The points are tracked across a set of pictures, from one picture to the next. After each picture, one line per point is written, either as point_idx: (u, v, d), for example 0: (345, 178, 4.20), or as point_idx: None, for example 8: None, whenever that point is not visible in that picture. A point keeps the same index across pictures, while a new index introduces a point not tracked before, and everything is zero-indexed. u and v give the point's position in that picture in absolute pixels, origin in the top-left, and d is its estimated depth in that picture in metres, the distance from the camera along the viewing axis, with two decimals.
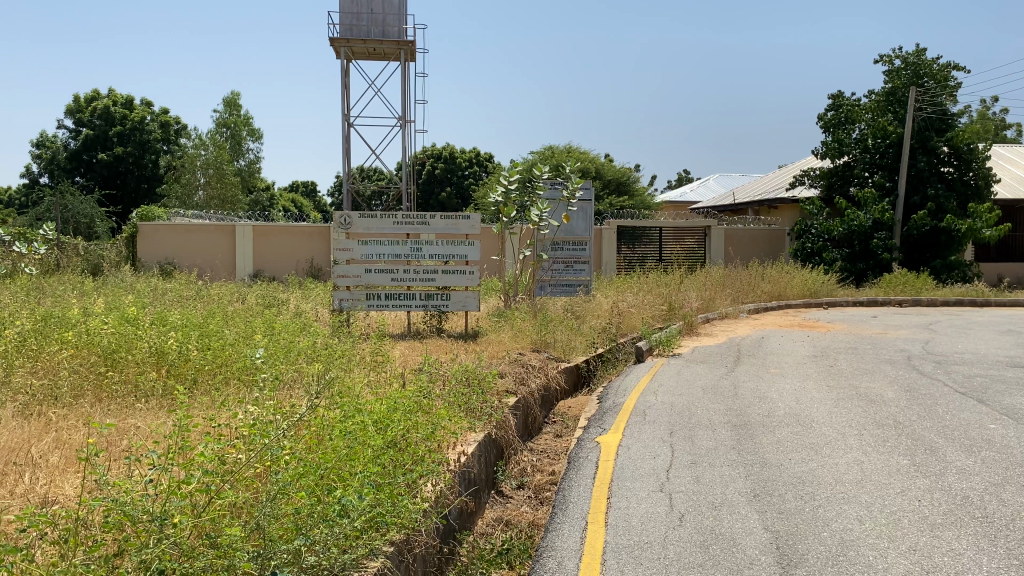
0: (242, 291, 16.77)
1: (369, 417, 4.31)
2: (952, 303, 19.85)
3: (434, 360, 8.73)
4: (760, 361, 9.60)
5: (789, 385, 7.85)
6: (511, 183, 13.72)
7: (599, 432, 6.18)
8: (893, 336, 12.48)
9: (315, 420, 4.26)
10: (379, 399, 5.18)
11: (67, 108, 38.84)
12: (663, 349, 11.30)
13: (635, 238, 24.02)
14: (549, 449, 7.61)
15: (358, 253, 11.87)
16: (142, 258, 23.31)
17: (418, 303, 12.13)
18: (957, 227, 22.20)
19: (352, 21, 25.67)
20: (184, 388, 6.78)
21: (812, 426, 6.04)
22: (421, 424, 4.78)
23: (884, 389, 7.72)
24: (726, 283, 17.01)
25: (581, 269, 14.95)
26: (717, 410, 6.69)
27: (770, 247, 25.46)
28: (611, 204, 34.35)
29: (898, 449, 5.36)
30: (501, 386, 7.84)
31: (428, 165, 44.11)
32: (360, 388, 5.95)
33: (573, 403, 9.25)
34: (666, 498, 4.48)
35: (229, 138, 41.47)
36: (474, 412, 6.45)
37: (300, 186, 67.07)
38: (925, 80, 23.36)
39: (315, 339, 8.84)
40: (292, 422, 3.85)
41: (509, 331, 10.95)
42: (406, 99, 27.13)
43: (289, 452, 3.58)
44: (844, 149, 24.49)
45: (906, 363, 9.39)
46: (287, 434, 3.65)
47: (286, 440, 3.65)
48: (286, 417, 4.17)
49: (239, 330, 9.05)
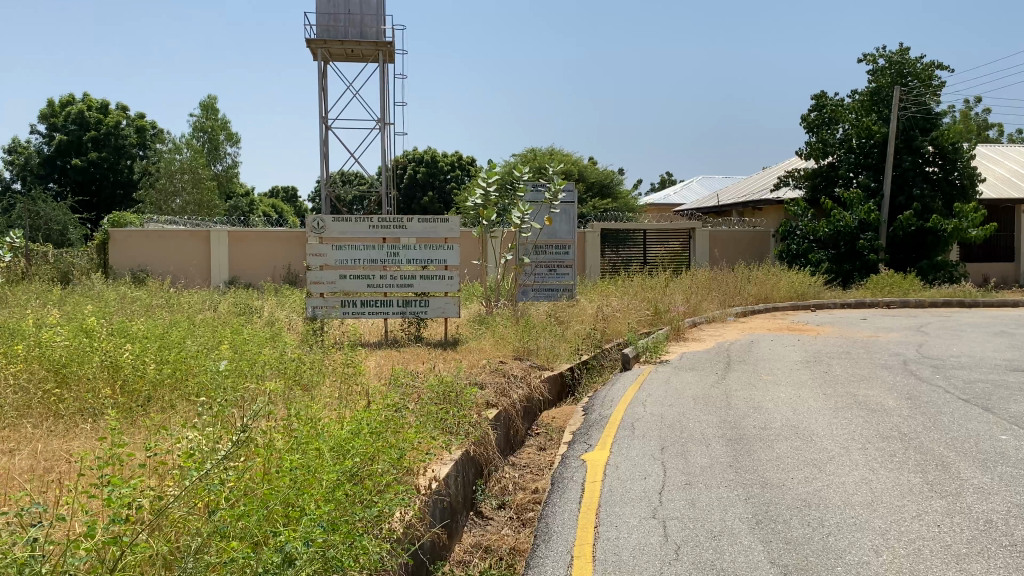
0: (215, 298, 16.25)
1: (329, 442, 3.79)
2: (940, 304, 19.60)
3: (409, 371, 8.28)
4: (751, 367, 9.21)
5: (784, 394, 7.46)
6: (490, 184, 13.34)
7: (584, 449, 5.76)
8: (886, 339, 12.14)
9: (267, 446, 3.77)
10: (341, 420, 4.74)
11: (40, 113, 38.07)
12: (650, 355, 10.89)
13: (619, 241, 23.65)
14: (532, 464, 7.21)
15: (332, 258, 11.44)
16: (114, 266, 22.71)
17: (396, 309, 11.66)
18: (943, 226, 21.99)
19: (330, 22, 25.19)
20: (143, 407, 6.32)
21: (813, 440, 5.63)
22: (390, 445, 4.30)
23: (884, 396, 7.32)
24: (713, 286, 16.67)
25: (564, 273, 14.55)
26: (710, 422, 6.28)
27: (756, 249, 25.16)
28: (594, 206, 34.03)
29: (906, 465, 4.96)
30: (481, 398, 7.41)
31: (410, 169, 43.64)
32: (323, 409, 5.49)
33: (558, 414, 8.85)
34: (658, 527, 4.06)
35: (206, 142, 40.81)
36: (449, 429, 6.03)
37: (282, 192, 66.45)
38: (909, 79, 23.11)
39: (283, 350, 8.39)
40: (235, 449, 3.37)
41: (490, 339, 10.51)
42: (385, 100, 26.68)
43: (227, 488, 3.11)
44: (828, 149, 24.22)
45: (902, 368, 9.02)
46: (225, 464, 3.19)
47: (224, 472, 3.19)
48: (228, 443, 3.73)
49: (203, 340, 8.59)
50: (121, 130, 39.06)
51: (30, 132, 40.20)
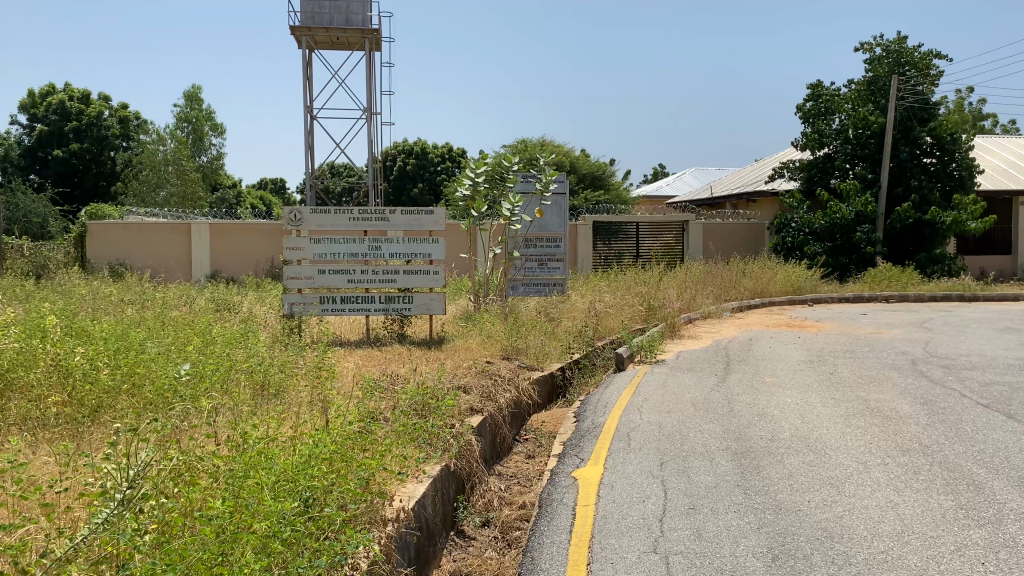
0: (192, 293, 15.64)
1: (275, 471, 3.27)
2: (939, 298, 19.16)
3: (387, 374, 7.72)
4: (752, 367, 8.72)
5: (789, 399, 6.95)
6: (479, 175, 12.79)
7: (576, 463, 5.22)
8: (889, 336, 11.67)
9: (198, 482, 3.27)
10: (298, 439, 4.24)
11: (20, 103, 37.24)
12: (645, 355, 10.33)
13: (611, 233, 23.10)
14: (520, 475, 6.72)
15: (310, 251, 10.85)
16: (92, 259, 22.07)
17: (378, 306, 11.11)
18: (942, 219, 21.57)
19: (315, 8, 24.52)
20: (91, 419, 5.75)
21: (827, 454, 5.11)
22: (352, 468, 3.79)
23: (896, 401, 6.80)
24: (708, 280, 16.19)
25: (555, 267, 13.97)
26: (712, 432, 5.75)
27: (750, 242, 24.70)
28: (585, 199, 33.51)
29: (934, 485, 4.45)
30: (464, 403, 6.85)
31: (400, 161, 43.01)
32: (283, 426, 4.98)
33: (548, 418, 8.32)
34: (660, 565, 3.53)
35: (191, 133, 40.05)
36: (426, 442, 5.48)
37: (269, 184, 65.80)
38: (907, 68, 22.58)
39: (253, 352, 7.83)
40: (151, 489, 2.88)
41: (477, 337, 9.98)
42: (372, 89, 26.09)
43: (131, 542, 2.61)
44: (824, 140, 23.63)
45: (911, 369, 8.53)
46: (132, 511, 2.69)
47: (133, 521, 2.69)
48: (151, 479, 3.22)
49: (166, 342, 8.00)
50: (104, 121, 38.35)
51: (10, 122, 39.40)
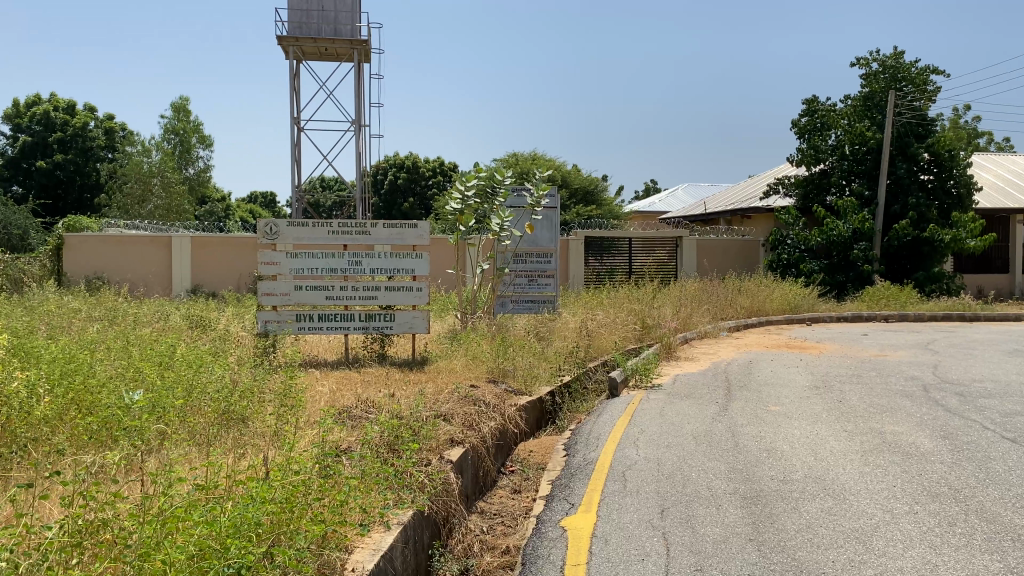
0: (167, 309, 15.01)
1: (192, 549, 2.78)
2: (940, 318, 18.68)
3: (362, 400, 7.13)
4: (755, 393, 8.17)
5: (798, 431, 6.36)
6: (469, 188, 12.21)
7: (565, 510, 4.64)
8: (894, 359, 11.12)
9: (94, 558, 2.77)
10: (241, 487, 3.79)
11: (4, 113, 36.63)
12: (640, 379, 9.70)
13: (603, 249, 22.59)
14: (504, 513, 6.13)
15: (286, 267, 10.25)
16: (69, 272, 21.43)
17: (358, 325, 10.47)
18: (940, 236, 21.14)
19: (302, 19, 24.02)
20: (22, 455, 5.16)
21: (849, 500, 4.53)
22: (292, 538, 3.31)
23: (914, 434, 6.24)
24: (703, 299, 15.66)
25: (545, 283, 13.40)
26: (718, 472, 5.18)
27: (745, 259, 24.21)
28: (577, 214, 33.04)
29: (974, 543, 3.87)
30: (443, 434, 6.26)
31: (391, 175, 42.48)
32: (235, 468, 4.50)
33: (536, 447, 7.74)
34: None
35: (178, 145, 39.39)
36: (396, 482, 4.90)
37: (259, 197, 65.25)
38: (903, 84, 22.22)
39: (217, 375, 7.24)
40: None
41: (461, 359, 9.40)
42: (360, 101, 25.59)
43: None
44: (820, 156, 23.20)
45: (924, 397, 7.96)
46: None
47: None
48: (35, 555, 2.75)
49: (121, 364, 7.40)
50: (89, 132, 37.73)
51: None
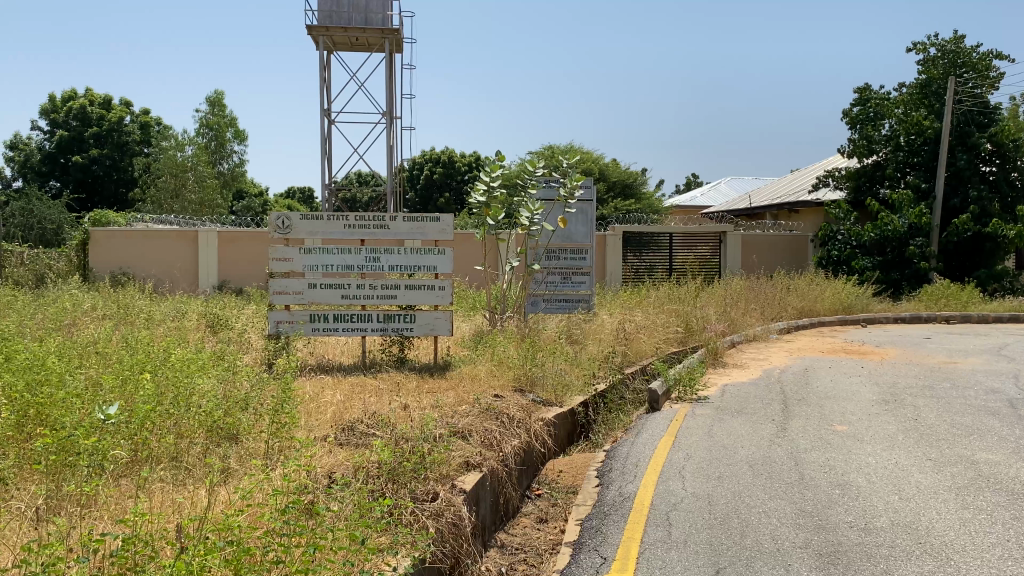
0: (185, 307, 14.32)
1: None
2: (1005, 319, 17.39)
3: (367, 414, 6.30)
4: (815, 409, 7.21)
5: (874, 460, 5.40)
6: (494, 180, 11.37)
7: (594, 568, 3.76)
8: (967, 367, 10.01)
9: None
10: (174, 556, 3.00)
11: (41, 108, 36.58)
12: (684, 390, 8.69)
13: (642, 245, 21.53)
14: (526, 550, 5.26)
15: (300, 263, 9.44)
16: (94, 267, 20.98)
17: (376, 325, 9.65)
18: (1004, 232, 19.75)
19: (332, 7, 23.28)
20: None
21: (954, 562, 3.58)
22: None
23: (1014, 465, 5.25)
24: (751, 297, 14.67)
25: (580, 282, 12.52)
26: (785, 516, 4.25)
27: (793, 255, 23.01)
28: (615, 208, 31.99)
29: None
30: (457, 457, 5.40)
31: (427, 169, 41.73)
32: (192, 513, 3.73)
33: (567, 467, 6.86)
34: None
35: (212, 139, 39.09)
36: (393, 523, 4.07)
37: (298, 192, 65.71)
38: (964, 70, 20.93)
39: (211, 385, 6.46)
40: None
41: (486, 365, 8.52)
42: (393, 92, 24.86)
43: None
44: (873, 146, 22.11)
45: (1013, 416, 6.91)
46: None
47: None
48: None
49: (105, 372, 6.64)
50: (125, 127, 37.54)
51: (31, 129, 38.73)
